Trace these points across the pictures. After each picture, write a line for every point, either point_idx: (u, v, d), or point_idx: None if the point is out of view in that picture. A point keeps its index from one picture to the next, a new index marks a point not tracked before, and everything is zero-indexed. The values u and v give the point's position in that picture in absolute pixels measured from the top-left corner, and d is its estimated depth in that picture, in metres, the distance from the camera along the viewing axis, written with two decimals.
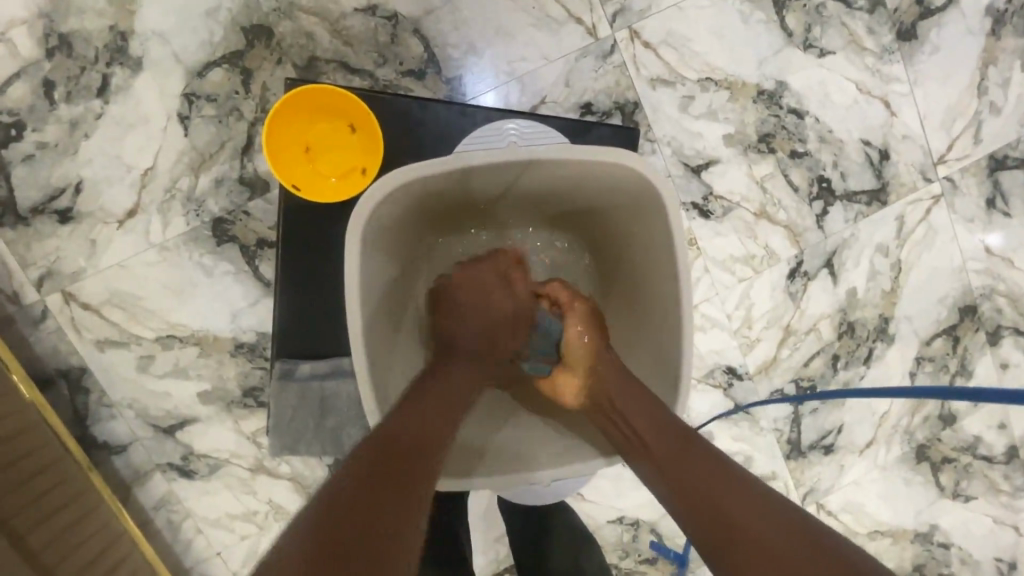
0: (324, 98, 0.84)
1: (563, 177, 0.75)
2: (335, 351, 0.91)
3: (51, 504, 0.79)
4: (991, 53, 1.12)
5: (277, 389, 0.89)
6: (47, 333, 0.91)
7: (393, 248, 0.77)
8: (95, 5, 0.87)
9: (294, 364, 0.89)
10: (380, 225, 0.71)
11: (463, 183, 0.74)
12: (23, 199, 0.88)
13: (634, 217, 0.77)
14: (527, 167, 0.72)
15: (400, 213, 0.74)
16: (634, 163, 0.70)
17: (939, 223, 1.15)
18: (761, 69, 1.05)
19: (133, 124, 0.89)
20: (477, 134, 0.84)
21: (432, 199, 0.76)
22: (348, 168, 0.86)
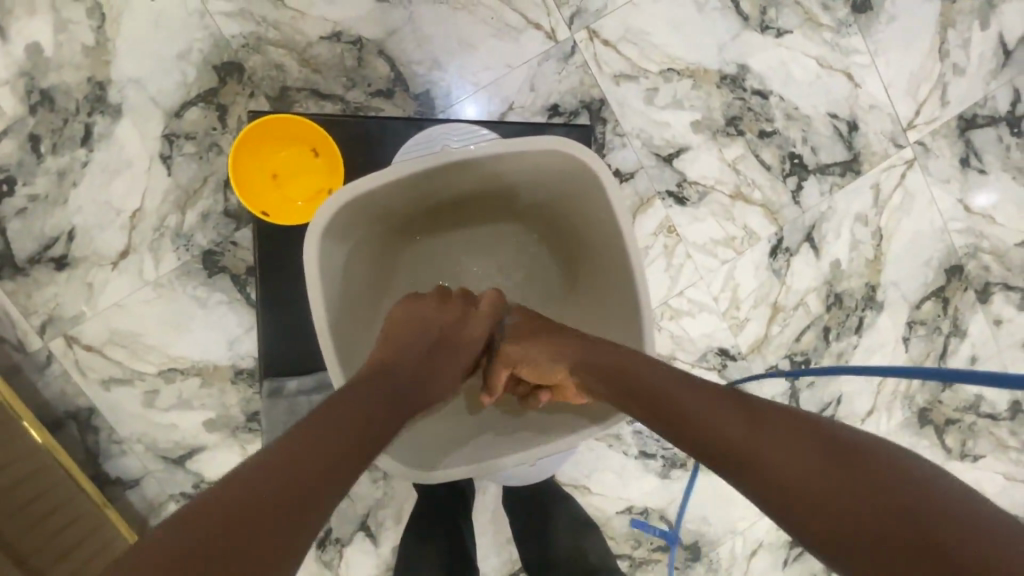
0: (286, 125, 0.87)
1: (507, 173, 0.77)
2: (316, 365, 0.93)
3: (65, 543, 0.81)
4: (949, 17, 1.14)
5: (267, 406, 0.93)
6: (54, 378, 0.94)
7: (355, 269, 0.79)
8: (72, 60, 0.90)
9: (282, 381, 0.92)
10: (338, 237, 0.73)
11: (410, 193, 0.76)
12: (20, 251, 0.91)
13: (579, 202, 0.78)
14: (470, 164, 0.73)
15: (353, 234, 0.76)
16: (569, 145, 0.71)
17: (915, 186, 1.17)
18: (722, 55, 1.07)
19: (118, 168, 0.92)
20: (413, 144, 0.88)
21: (387, 210, 0.78)
22: (319, 195, 0.90)
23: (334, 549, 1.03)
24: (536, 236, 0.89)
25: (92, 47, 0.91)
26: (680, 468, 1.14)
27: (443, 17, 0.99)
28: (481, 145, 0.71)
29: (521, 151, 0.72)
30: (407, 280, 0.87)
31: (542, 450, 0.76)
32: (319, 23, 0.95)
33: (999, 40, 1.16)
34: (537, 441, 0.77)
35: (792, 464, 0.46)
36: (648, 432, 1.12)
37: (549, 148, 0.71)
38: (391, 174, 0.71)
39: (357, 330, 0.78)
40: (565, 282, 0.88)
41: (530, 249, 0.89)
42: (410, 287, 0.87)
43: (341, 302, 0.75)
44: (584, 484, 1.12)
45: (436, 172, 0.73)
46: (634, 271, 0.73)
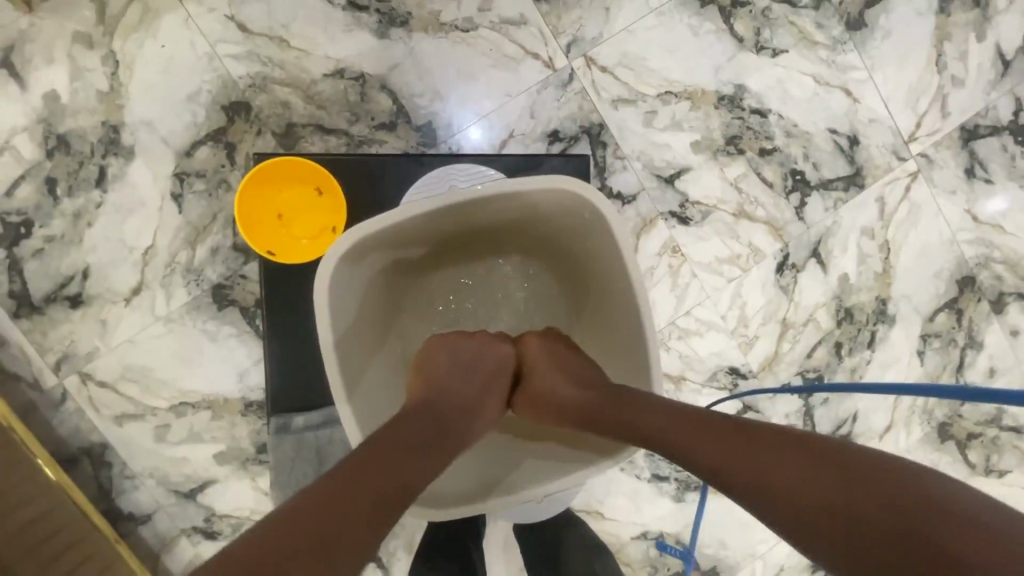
0: (288, 167, 0.89)
1: (512, 209, 0.78)
2: (324, 401, 0.94)
3: None
4: (945, 30, 1.15)
5: (275, 442, 0.94)
6: (69, 414, 0.96)
7: (365, 305, 0.80)
8: (87, 105, 0.93)
9: (289, 417, 0.93)
10: (348, 276, 0.75)
11: (415, 231, 0.77)
12: (36, 290, 0.94)
13: (580, 232, 0.78)
14: (475, 203, 0.74)
15: (361, 270, 0.77)
16: (568, 179, 0.72)
17: (921, 199, 1.16)
18: (718, 76, 1.08)
19: (130, 208, 0.95)
20: (422, 185, 0.89)
21: (396, 248, 0.79)
22: (323, 233, 0.91)
23: None
24: (541, 265, 0.88)
25: (105, 93, 0.94)
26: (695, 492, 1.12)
27: (443, 50, 1.01)
28: (485, 184, 0.72)
29: (525, 190, 0.72)
30: (416, 312, 0.87)
31: (547, 487, 0.76)
32: (323, 61, 0.98)
33: (997, 50, 1.17)
34: (544, 477, 0.77)
35: (801, 490, 0.50)
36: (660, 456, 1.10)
37: (553, 185, 0.72)
38: (397, 214, 0.72)
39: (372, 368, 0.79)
40: (572, 308, 0.88)
41: (536, 277, 0.89)
42: (421, 320, 0.87)
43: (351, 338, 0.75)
44: (597, 509, 1.10)
45: (443, 212, 0.75)
46: (639, 301, 0.73)
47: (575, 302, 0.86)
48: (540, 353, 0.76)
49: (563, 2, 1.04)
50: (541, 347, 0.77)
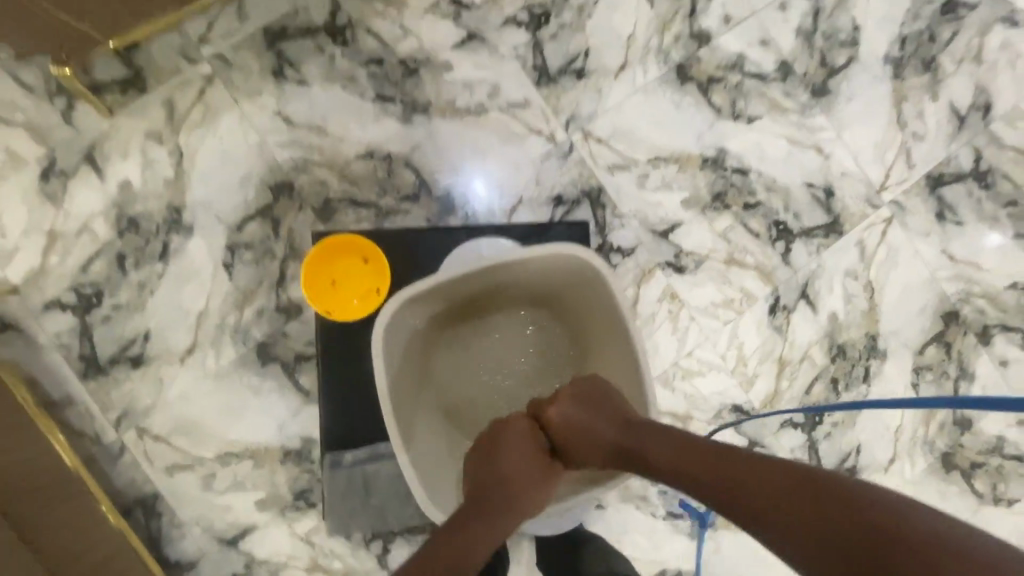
0: (349, 240, 1.03)
1: (531, 271, 0.89)
2: (370, 439, 1.04)
3: None
4: (902, 93, 1.29)
5: (328, 477, 1.04)
6: (125, 466, 1.05)
7: (405, 354, 0.90)
8: (153, 190, 1.08)
9: (339, 455, 1.04)
10: (394, 329, 0.86)
11: (446, 293, 0.89)
12: (103, 354, 1.05)
13: (586, 291, 0.90)
14: (501, 267, 0.86)
15: (404, 324, 0.88)
16: (575, 246, 0.84)
17: (898, 241, 1.27)
18: (701, 141, 1.22)
19: (188, 277, 1.08)
20: (451, 257, 1.00)
21: (432, 305, 0.90)
22: (366, 293, 1.03)
23: None
24: (553, 323, 0.98)
25: (170, 179, 1.09)
26: (710, 528, 1.16)
27: (458, 131, 1.17)
28: (510, 253, 0.84)
29: (542, 255, 0.84)
30: (445, 362, 0.97)
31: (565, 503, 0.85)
32: (356, 145, 1.14)
33: (952, 108, 1.31)
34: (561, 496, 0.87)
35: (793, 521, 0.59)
36: (673, 493, 1.15)
37: (565, 253, 0.84)
38: (433, 279, 0.84)
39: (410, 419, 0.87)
40: (580, 358, 0.97)
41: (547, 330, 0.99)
42: (449, 375, 0.96)
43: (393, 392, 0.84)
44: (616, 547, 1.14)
45: (474, 275, 0.87)
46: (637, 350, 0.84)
47: (583, 353, 0.96)
48: (567, 405, 0.84)
49: (561, 85, 1.19)
50: (565, 401, 0.84)
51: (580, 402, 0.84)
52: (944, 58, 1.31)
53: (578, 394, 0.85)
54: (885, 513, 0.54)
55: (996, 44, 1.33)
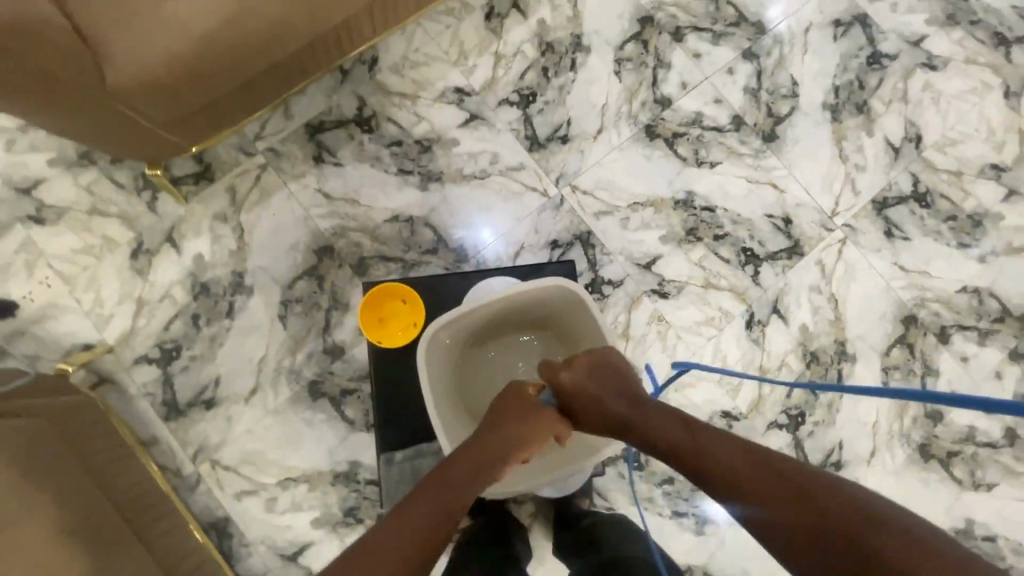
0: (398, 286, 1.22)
1: (534, 300, 1.08)
2: (415, 439, 1.19)
3: None
4: (841, 133, 1.52)
5: (382, 471, 1.18)
6: (201, 494, 1.23)
7: (440, 374, 1.07)
8: (220, 259, 1.31)
9: (391, 453, 1.18)
10: (430, 353, 1.04)
11: (466, 321, 1.08)
12: (182, 398, 1.26)
13: (573, 312, 1.08)
14: (511, 298, 1.05)
15: (437, 349, 1.06)
16: (565, 279, 1.03)
17: (853, 258, 1.45)
18: (672, 186, 1.44)
19: (250, 329, 1.29)
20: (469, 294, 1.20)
21: (456, 332, 1.09)
22: (407, 325, 1.22)
23: None
24: (547, 332, 1.18)
25: (234, 249, 1.32)
26: (713, 524, 1.29)
27: (467, 193, 1.40)
28: (517, 286, 1.03)
29: (544, 287, 1.04)
30: (467, 380, 1.15)
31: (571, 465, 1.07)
32: (383, 211, 1.37)
33: (887, 142, 1.52)
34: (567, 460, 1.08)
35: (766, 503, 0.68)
36: (677, 493, 1.30)
37: (561, 284, 1.03)
38: (458, 311, 1.03)
39: (453, 426, 1.06)
40: None
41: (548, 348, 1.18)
42: (472, 391, 1.15)
43: (439, 402, 1.02)
44: None
45: (490, 304, 1.06)
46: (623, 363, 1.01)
47: None
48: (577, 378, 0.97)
49: (550, 150, 1.43)
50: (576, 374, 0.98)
51: (590, 376, 0.97)
52: (874, 100, 1.54)
53: (588, 365, 0.98)
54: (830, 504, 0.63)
55: (919, 85, 1.55)
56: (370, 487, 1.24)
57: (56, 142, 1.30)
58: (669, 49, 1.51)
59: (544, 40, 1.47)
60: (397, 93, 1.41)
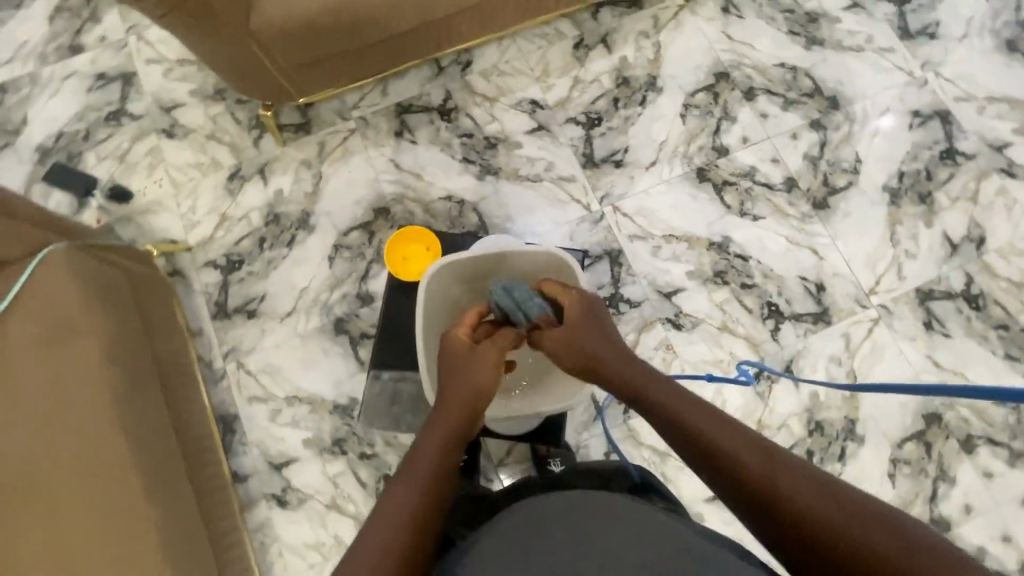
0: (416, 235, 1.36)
1: (531, 264, 1.18)
2: (403, 365, 1.34)
3: (215, 501, 1.13)
4: (897, 216, 1.51)
5: (369, 381, 1.34)
6: (221, 389, 1.39)
7: (435, 313, 1.18)
8: (296, 197, 1.52)
9: (379, 371, 1.34)
10: (430, 290, 1.15)
11: (469, 272, 1.18)
12: (231, 304, 1.44)
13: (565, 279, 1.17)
14: (509, 256, 1.16)
15: (437, 289, 1.16)
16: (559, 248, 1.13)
17: (883, 339, 1.42)
18: (710, 229, 1.50)
19: (302, 261, 1.47)
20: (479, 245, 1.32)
21: (457, 280, 1.20)
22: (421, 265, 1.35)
23: None
24: None
25: (309, 192, 1.52)
26: None
27: (518, 190, 1.53)
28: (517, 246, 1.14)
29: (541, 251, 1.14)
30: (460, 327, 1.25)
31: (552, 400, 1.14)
32: (441, 190, 1.53)
33: (945, 236, 1.49)
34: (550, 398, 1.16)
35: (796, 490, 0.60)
36: None
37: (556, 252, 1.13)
38: (463, 256, 1.14)
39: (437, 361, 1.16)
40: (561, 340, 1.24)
41: None
42: None
43: (426, 335, 1.13)
44: None
45: (490, 258, 1.16)
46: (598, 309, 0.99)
47: None
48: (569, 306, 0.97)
49: (601, 170, 1.54)
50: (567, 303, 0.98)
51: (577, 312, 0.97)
52: (940, 193, 1.52)
53: (576, 297, 0.99)
54: (841, 502, 0.58)
55: (993, 189, 1.52)
56: (361, 425, 1.35)
57: (201, 77, 1.58)
58: (738, 105, 1.59)
59: (622, 75, 1.61)
60: (480, 94, 1.59)
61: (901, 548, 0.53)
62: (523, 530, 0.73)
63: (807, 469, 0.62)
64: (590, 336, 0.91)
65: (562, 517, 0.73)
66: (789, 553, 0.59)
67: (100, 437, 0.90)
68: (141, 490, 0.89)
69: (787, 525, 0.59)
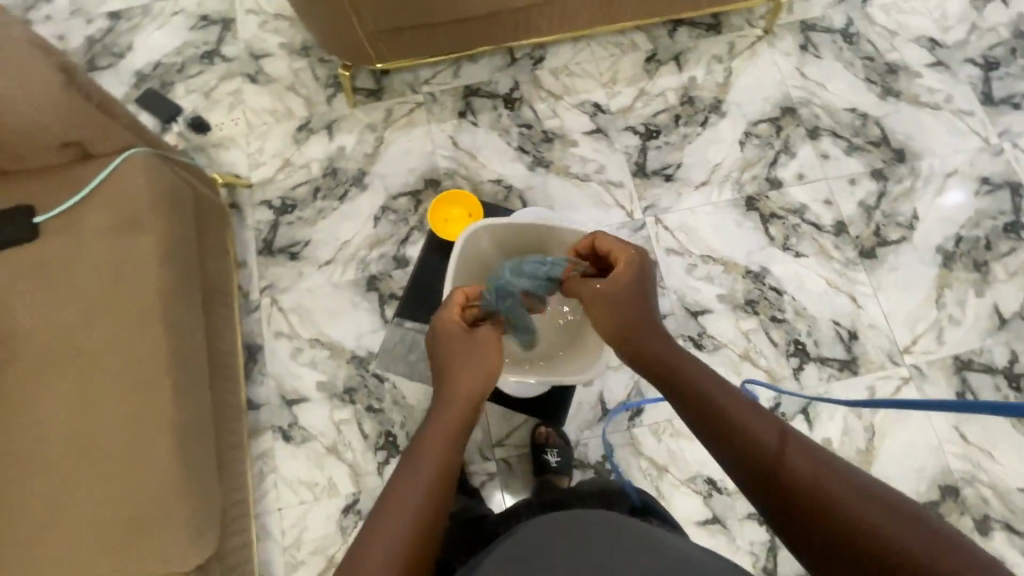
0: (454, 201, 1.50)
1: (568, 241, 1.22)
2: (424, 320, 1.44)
3: (227, 433, 1.14)
4: (946, 279, 1.46)
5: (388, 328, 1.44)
6: (252, 319, 1.46)
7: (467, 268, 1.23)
8: (355, 156, 1.59)
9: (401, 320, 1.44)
10: (468, 244, 1.19)
11: (505, 239, 1.23)
12: (277, 243, 1.52)
13: None
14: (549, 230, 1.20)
15: (475, 245, 1.21)
16: None
17: (910, 401, 1.37)
18: (749, 257, 1.49)
19: (349, 216, 1.54)
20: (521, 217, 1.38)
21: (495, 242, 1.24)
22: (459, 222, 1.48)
23: (354, 517, 1.31)
24: None
25: (368, 153, 1.59)
26: None
27: (565, 186, 1.56)
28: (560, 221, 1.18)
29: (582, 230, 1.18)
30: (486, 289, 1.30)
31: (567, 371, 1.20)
32: (492, 173, 1.58)
33: (996, 309, 1.44)
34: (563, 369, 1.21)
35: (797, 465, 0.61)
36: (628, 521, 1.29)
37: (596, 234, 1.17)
38: (506, 224, 1.19)
39: None
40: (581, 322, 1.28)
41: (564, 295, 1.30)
42: None
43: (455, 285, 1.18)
44: None
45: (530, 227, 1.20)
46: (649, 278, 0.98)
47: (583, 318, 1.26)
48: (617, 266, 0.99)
49: (650, 181, 1.56)
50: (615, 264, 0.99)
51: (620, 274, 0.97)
52: (997, 265, 1.47)
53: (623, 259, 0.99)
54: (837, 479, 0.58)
55: None
56: (374, 379, 1.40)
57: (293, 32, 1.69)
58: (800, 141, 1.58)
59: (687, 94, 1.63)
60: (546, 90, 1.64)
61: (891, 524, 0.53)
62: (519, 548, 0.76)
63: (810, 447, 0.62)
64: (635, 309, 0.92)
65: (549, 533, 0.77)
66: (804, 537, 0.57)
67: (148, 333, 0.95)
68: (171, 391, 0.94)
69: (810, 499, 0.58)
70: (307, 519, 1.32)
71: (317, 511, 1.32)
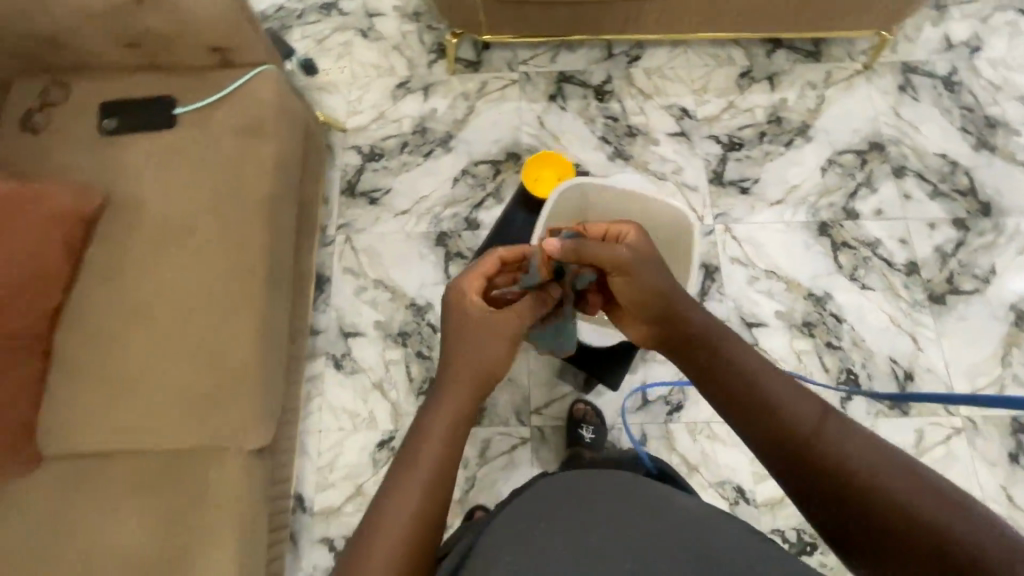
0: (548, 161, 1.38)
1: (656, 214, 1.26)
2: None
3: (297, 339, 1.23)
4: (1016, 339, 1.43)
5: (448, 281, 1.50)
6: (325, 252, 1.54)
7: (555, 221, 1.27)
8: (445, 120, 1.67)
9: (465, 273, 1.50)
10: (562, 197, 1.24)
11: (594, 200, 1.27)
12: (359, 187, 1.60)
13: (678, 239, 1.25)
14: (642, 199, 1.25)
15: (566, 201, 1.26)
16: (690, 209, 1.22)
17: (959, 452, 1.34)
18: (813, 280, 1.48)
19: (430, 173, 1.61)
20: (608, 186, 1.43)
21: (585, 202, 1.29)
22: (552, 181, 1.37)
23: (387, 452, 1.37)
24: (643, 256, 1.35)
25: (458, 119, 1.67)
26: None
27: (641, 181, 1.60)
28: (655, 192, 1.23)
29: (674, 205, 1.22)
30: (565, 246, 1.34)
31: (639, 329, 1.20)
32: (572, 156, 1.62)
33: None
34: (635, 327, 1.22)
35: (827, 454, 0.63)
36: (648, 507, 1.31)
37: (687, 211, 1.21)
38: (600, 184, 1.23)
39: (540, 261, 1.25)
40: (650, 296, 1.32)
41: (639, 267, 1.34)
42: None
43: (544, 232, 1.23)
44: None
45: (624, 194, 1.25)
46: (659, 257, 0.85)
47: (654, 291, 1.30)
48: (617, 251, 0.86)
49: (725, 190, 1.58)
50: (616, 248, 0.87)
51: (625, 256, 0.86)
52: None
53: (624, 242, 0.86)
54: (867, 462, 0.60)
55: None
56: (428, 327, 1.46)
57: None
58: (883, 177, 1.57)
59: (776, 113, 1.64)
60: (638, 88, 1.68)
61: (918, 501, 0.55)
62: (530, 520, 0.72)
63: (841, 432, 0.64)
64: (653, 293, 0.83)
65: (558, 505, 0.73)
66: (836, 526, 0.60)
67: (249, 227, 1.03)
68: (263, 285, 1.02)
69: (842, 486, 0.60)
70: (344, 446, 1.38)
71: (354, 440, 1.38)
